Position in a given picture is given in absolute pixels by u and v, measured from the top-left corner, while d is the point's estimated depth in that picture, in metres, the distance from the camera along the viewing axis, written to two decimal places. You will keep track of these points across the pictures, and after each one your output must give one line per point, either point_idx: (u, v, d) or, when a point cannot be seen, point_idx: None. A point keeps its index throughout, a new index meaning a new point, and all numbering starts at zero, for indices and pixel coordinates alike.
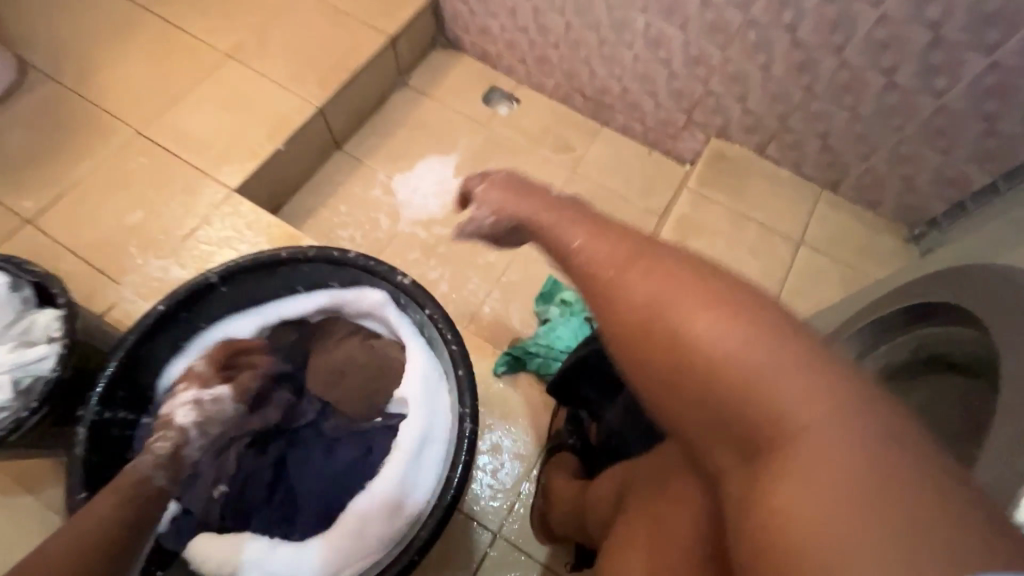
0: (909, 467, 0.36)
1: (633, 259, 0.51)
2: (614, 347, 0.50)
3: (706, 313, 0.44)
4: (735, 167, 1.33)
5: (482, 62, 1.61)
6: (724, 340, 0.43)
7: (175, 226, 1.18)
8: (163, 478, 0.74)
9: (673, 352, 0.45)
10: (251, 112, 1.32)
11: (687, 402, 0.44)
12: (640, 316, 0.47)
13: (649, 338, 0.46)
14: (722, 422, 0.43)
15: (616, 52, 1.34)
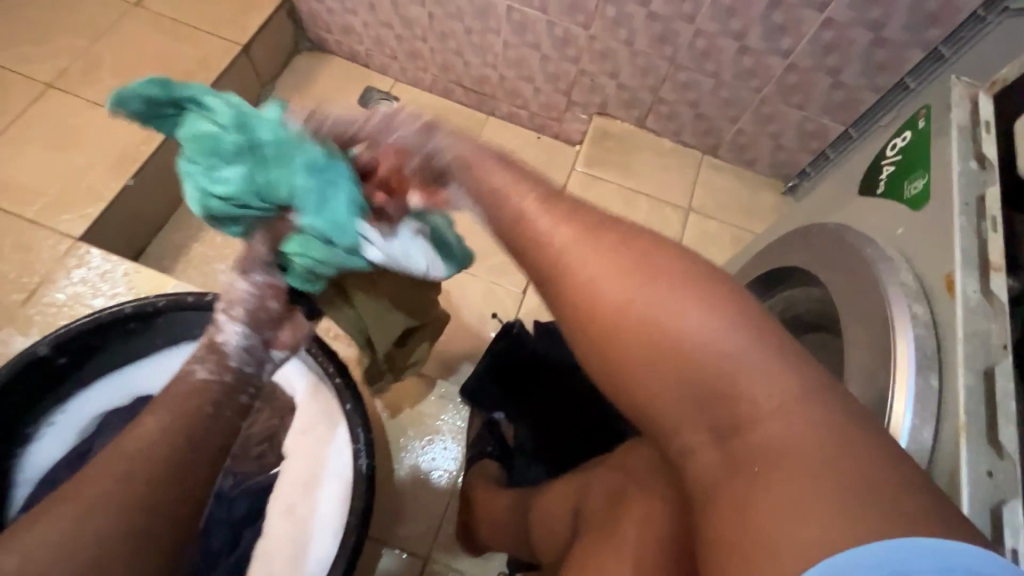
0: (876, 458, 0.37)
1: (636, 279, 0.45)
2: (592, 336, 0.46)
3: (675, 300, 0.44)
4: (620, 144, 1.34)
5: (352, 62, 1.52)
6: (728, 352, 0.42)
7: (10, 289, 1.02)
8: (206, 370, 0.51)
9: (659, 343, 0.43)
10: (86, 146, 1.16)
11: (667, 398, 0.43)
12: (643, 324, 0.44)
13: (656, 345, 0.43)
14: (698, 401, 0.42)
15: (485, 40, 1.30)
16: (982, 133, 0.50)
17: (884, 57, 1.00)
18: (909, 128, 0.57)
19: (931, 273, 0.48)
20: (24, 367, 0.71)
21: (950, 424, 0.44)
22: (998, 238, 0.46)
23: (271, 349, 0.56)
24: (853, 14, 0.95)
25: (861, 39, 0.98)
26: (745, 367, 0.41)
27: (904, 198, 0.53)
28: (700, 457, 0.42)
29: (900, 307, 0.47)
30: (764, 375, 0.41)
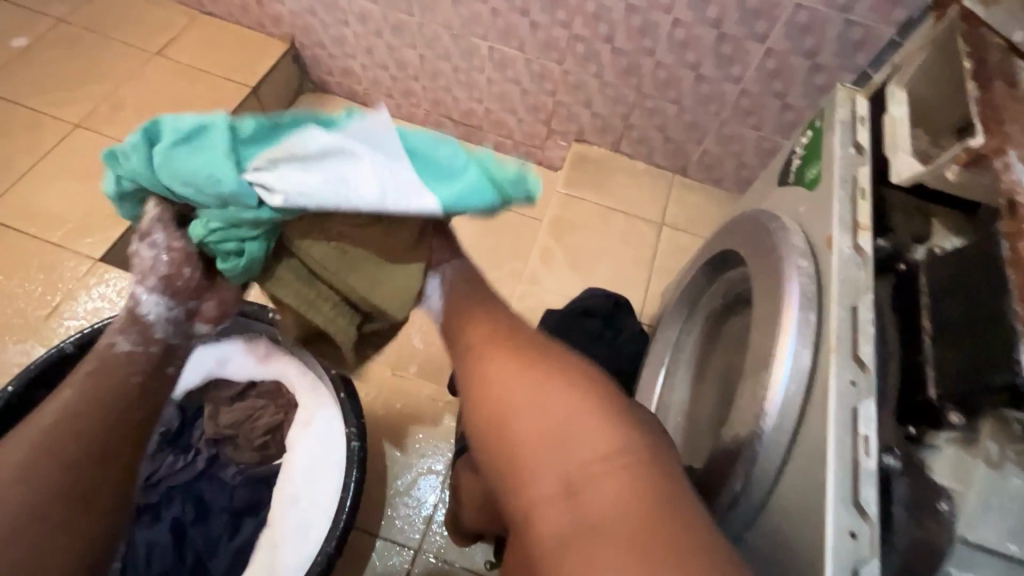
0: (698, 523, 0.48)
1: (529, 370, 0.59)
2: (493, 413, 0.58)
3: (558, 386, 0.57)
4: (597, 167, 1.45)
5: (352, 100, 1.66)
6: (579, 425, 0.53)
7: (35, 307, 1.11)
8: (128, 343, 0.60)
9: (529, 421, 0.55)
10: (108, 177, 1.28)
11: (535, 474, 0.53)
12: (531, 405, 0.56)
13: (520, 426, 0.56)
14: (559, 467, 0.52)
15: (471, 77, 1.44)
16: (858, 125, 0.69)
17: (823, 80, 1.12)
18: (811, 129, 0.76)
19: (817, 237, 0.64)
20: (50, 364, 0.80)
21: (825, 357, 0.56)
22: (866, 205, 0.61)
23: (196, 324, 0.64)
24: (790, 43, 1.08)
25: (800, 65, 1.11)
26: (582, 442, 0.52)
27: (806, 180, 0.71)
28: (550, 513, 0.51)
29: (791, 265, 0.62)
30: (599, 441, 0.52)
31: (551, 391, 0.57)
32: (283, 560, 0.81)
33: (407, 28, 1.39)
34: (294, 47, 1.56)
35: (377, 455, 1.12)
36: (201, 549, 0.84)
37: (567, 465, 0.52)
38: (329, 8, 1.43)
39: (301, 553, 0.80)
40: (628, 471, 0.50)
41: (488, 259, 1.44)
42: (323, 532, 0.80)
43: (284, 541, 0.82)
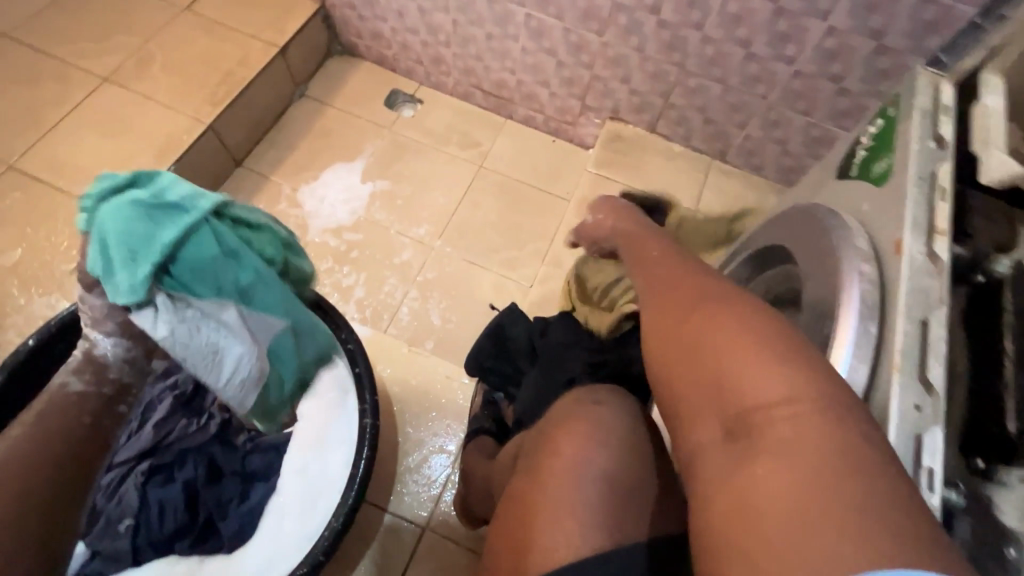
0: (870, 498, 0.42)
1: (696, 311, 0.60)
2: (664, 354, 0.61)
3: (733, 329, 0.55)
4: (630, 147, 1.40)
5: (381, 66, 1.61)
6: (739, 370, 0.53)
7: (60, 260, 1.12)
8: (79, 384, 0.75)
9: (688, 353, 0.58)
10: (134, 134, 1.26)
11: (695, 414, 0.55)
12: (703, 347, 0.56)
13: (697, 359, 0.56)
14: (722, 407, 0.53)
15: (504, 46, 1.38)
16: (937, 116, 0.63)
17: (886, 64, 1.03)
18: (879, 118, 0.70)
19: (882, 238, 0.59)
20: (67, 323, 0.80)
21: (884, 371, 0.53)
22: (943, 206, 0.56)
23: (151, 361, 0.81)
24: (853, 21, 1.00)
25: (862, 46, 1.02)
26: (765, 391, 0.51)
27: (870, 175, 0.65)
28: (709, 450, 0.53)
29: (852, 268, 0.58)
30: (778, 385, 0.51)
31: (727, 334, 0.55)
32: (284, 528, 0.80)
33: None
34: (324, 7, 1.51)
35: (390, 429, 1.12)
36: (213, 510, 0.83)
37: (741, 406, 0.52)
38: None
39: (299, 524, 0.80)
40: (825, 414, 0.48)
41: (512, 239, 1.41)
42: (332, 503, 0.80)
43: (290, 508, 0.81)
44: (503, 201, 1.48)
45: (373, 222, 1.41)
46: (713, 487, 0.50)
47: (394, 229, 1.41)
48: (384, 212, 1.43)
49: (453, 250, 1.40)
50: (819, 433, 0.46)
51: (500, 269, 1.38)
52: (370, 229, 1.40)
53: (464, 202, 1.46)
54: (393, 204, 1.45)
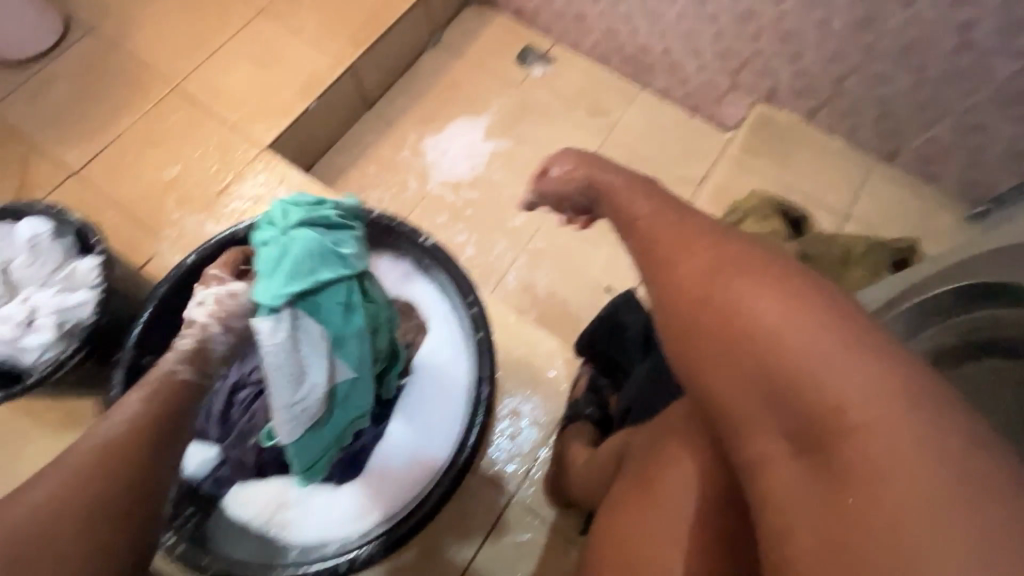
0: (952, 477, 0.44)
1: (717, 272, 0.57)
2: (681, 342, 0.58)
3: (762, 303, 0.53)
4: (781, 134, 1.26)
5: (518, 19, 1.55)
6: (818, 358, 0.50)
7: (210, 182, 1.19)
8: (187, 372, 0.67)
9: (730, 343, 0.54)
10: (281, 66, 1.30)
11: (741, 405, 0.54)
12: (746, 330, 0.54)
13: (745, 351, 0.53)
14: (793, 410, 0.51)
15: (659, 8, 1.27)
16: None
17: None
18: None
19: None
20: (223, 244, 0.84)
21: None
22: None
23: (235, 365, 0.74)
24: None
25: None
26: (837, 377, 0.49)
27: None
28: (781, 466, 0.53)
29: None
30: (862, 377, 0.48)
31: (806, 323, 0.51)
32: (391, 472, 0.83)
33: None
34: None
35: None
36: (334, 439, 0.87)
37: (825, 407, 0.50)
38: None
39: (404, 473, 0.82)
40: (872, 368, 0.48)
41: None
42: (440, 460, 0.82)
43: (396, 456, 0.84)
44: None
45: (491, 182, 1.39)
46: (821, 517, 0.49)
47: (511, 192, 1.38)
48: (503, 173, 1.40)
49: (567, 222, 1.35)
50: (868, 381, 0.48)
51: (613, 248, 1.32)
52: (487, 189, 1.39)
53: None
54: (513, 165, 1.41)
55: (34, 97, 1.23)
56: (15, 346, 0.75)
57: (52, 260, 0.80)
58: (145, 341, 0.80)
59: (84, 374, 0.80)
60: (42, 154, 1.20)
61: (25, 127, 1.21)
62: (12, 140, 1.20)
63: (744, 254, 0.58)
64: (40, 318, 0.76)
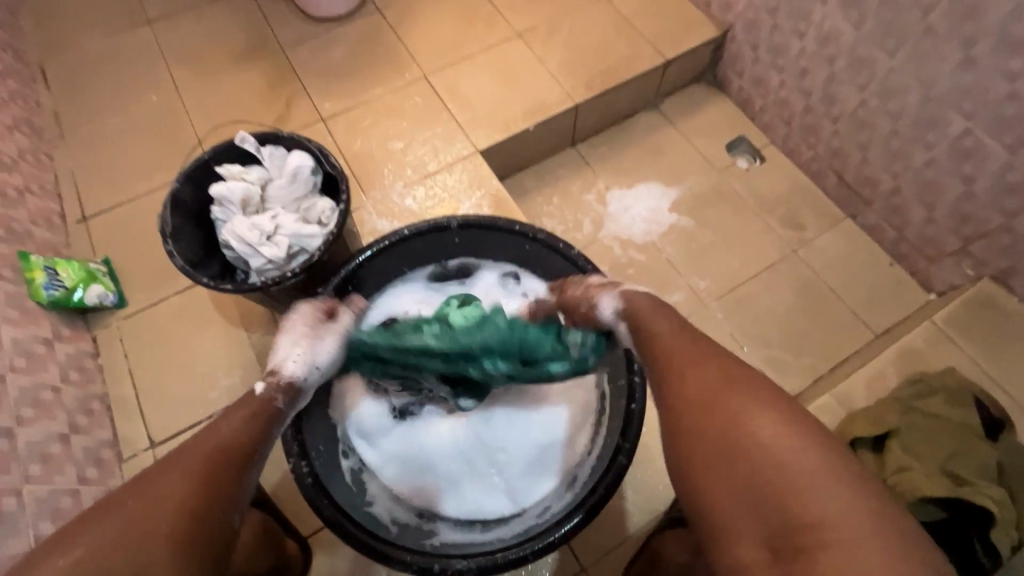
0: (824, 480, 0.53)
1: (692, 365, 0.66)
2: (681, 429, 0.63)
3: (734, 399, 0.61)
4: (1001, 321, 1.12)
5: (741, 111, 1.56)
6: (780, 450, 0.55)
7: (423, 164, 1.32)
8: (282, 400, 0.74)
9: (731, 444, 0.58)
10: (518, 87, 1.41)
11: (724, 486, 0.57)
12: (702, 406, 0.62)
13: (719, 431, 0.59)
14: (741, 461, 0.57)
15: (906, 149, 1.20)
16: None
17: None
18: None
19: None
20: (436, 227, 0.94)
21: None
22: None
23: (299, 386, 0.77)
24: None
25: None
26: (820, 497, 0.52)
27: None
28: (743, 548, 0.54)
29: None
30: (769, 432, 0.57)
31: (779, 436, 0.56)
32: (551, 504, 0.86)
33: (871, 67, 1.18)
34: (724, 37, 1.48)
35: None
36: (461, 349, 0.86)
37: (770, 488, 0.54)
38: (792, 14, 1.29)
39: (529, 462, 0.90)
40: (782, 425, 0.57)
41: (793, 341, 1.28)
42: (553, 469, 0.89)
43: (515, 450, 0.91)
44: (801, 297, 1.33)
45: (661, 252, 1.39)
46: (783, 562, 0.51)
47: (678, 270, 1.36)
48: (677, 248, 1.39)
49: (722, 318, 1.31)
50: (832, 485, 0.52)
51: (763, 364, 1.25)
52: (654, 257, 1.38)
53: (758, 278, 1.35)
54: (687, 244, 1.40)
55: (319, 51, 1.45)
56: (253, 250, 0.88)
57: (300, 190, 0.94)
58: (343, 285, 0.90)
59: (288, 293, 0.91)
60: (305, 97, 1.40)
61: (302, 72, 1.43)
62: (288, 78, 1.42)
63: (742, 373, 0.64)
64: (279, 235, 0.89)
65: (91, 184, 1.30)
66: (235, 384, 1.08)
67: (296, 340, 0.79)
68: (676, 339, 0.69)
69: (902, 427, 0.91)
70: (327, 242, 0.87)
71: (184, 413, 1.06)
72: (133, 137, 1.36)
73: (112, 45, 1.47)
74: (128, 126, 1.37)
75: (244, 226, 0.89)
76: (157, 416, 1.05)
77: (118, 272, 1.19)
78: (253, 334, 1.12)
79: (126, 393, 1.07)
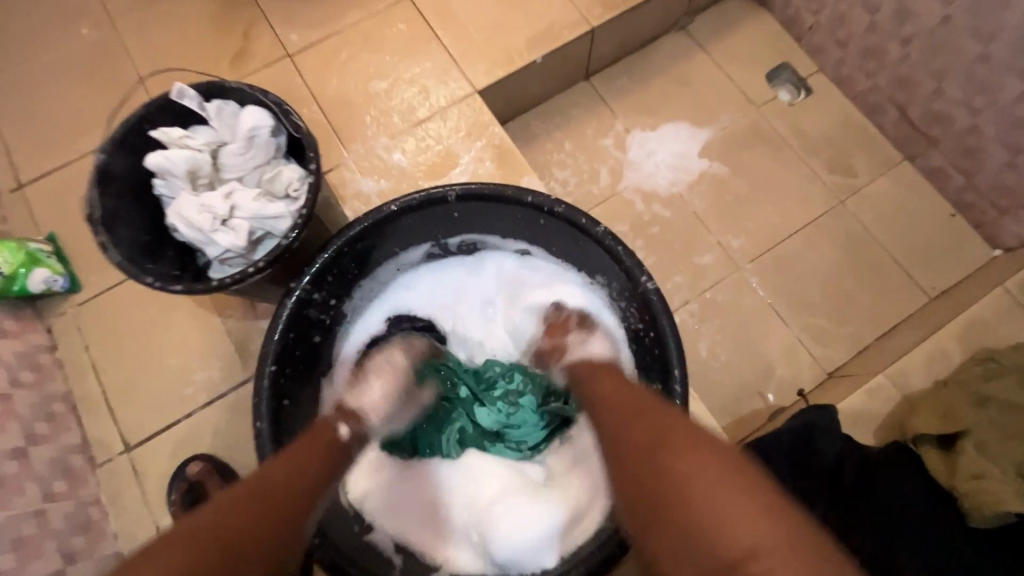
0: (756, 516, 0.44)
1: (623, 408, 0.59)
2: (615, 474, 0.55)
3: (661, 432, 0.54)
4: None
5: (786, 30, 1.31)
6: (704, 487, 0.47)
7: (411, 109, 1.11)
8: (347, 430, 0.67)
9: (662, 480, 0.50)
10: (521, 8, 1.17)
11: (658, 537, 0.48)
12: (630, 446, 0.55)
13: (649, 470, 0.52)
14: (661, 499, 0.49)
15: (994, 78, 0.99)
16: None
17: None
18: None
19: None
20: (430, 200, 0.76)
21: None
22: None
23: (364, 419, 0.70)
24: None
25: None
26: (743, 533, 0.44)
27: None
28: None
29: None
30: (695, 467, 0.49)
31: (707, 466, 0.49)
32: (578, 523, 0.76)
33: None
34: None
35: None
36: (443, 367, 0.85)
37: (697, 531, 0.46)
38: None
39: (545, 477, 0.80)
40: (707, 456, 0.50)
41: (837, 307, 1.14)
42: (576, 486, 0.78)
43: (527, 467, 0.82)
44: (848, 256, 1.17)
45: (689, 206, 1.21)
46: None
47: (708, 227, 1.20)
48: (707, 202, 1.21)
49: (758, 282, 1.16)
50: (761, 522, 0.44)
51: (802, 334, 1.12)
52: (681, 212, 1.21)
53: (800, 235, 1.19)
54: (719, 196, 1.22)
55: None
56: (206, 237, 0.72)
57: (261, 158, 0.76)
58: (322, 276, 0.74)
59: (257, 285, 0.76)
60: (265, 26, 1.16)
61: None
62: (243, 3, 1.18)
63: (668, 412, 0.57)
64: (237, 216, 0.72)
65: (22, 143, 1.11)
66: (212, 378, 0.96)
67: (389, 378, 0.75)
68: (615, 385, 0.64)
69: (979, 424, 0.78)
70: (296, 224, 0.70)
71: (159, 411, 0.95)
72: (66, 84, 1.15)
73: None
74: (57, 69, 1.15)
75: (192, 206, 0.72)
76: (128, 415, 0.94)
77: (67, 251, 1.03)
78: (227, 321, 0.98)
79: (92, 390, 0.96)
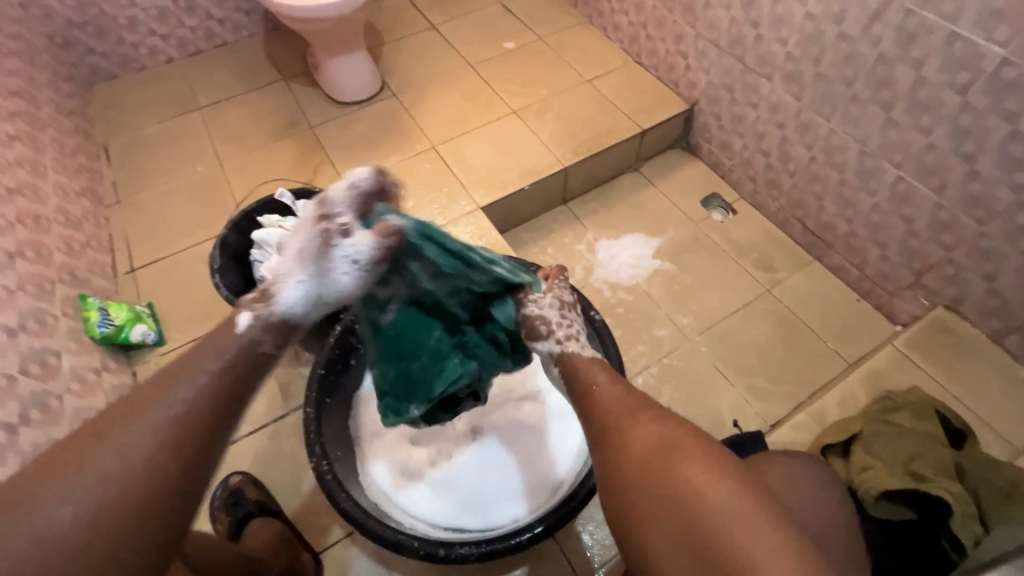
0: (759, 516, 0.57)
1: (626, 431, 0.69)
2: (630, 471, 0.66)
3: (668, 445, 0.65)
4: (957, 344, 1.24)
5: (712, 171, 1.76)
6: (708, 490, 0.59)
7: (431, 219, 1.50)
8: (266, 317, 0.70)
9: (670, 515, 0.60)
10: (514, 155, 1.62)
11: (661, 524, 0.60)
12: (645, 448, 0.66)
13: (657, 475, 0.63)
14: (676, 508, 0.60)
15: (854, 196, 1.37)
16: None
17: None
18: None
19: None
20: None
21: None
22: None
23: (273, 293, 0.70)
24: None
25: None
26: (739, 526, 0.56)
27: None
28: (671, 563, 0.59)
29: None
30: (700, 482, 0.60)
31: (705, 470, 0.61)
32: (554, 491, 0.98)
33: (815, 129, 1.38)
34: (691, 109, 1.71)
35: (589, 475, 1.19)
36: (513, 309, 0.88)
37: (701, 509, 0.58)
38: (745, 89, 1.52)
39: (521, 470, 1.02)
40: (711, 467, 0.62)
41: (773, 371, 1.38)
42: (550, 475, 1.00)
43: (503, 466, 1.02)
44: (778, 331, 1.44)
45: (647, 293, 1.52)
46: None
47: (663, 308, 1.49)
48: (660, 290, 1.53)
49: (706, 351, 1.41)
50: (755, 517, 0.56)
51: (746, 392, 1.35)
52: (641, 298, 1.51)
53: (737, 314, 1.47)
54: (670, 286, 1.54)
55: (342, 129, 1.69)
56: None
57: None
58: None
59: None
60: (329, 166, 1.62)
61: (328, 146, 1.66)
62: (316, 151, 1.65)
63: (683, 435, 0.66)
64: None
65: (140, 241, 1.48)
66: (257, 412, 1.18)
67: (312, 255, 0.69)
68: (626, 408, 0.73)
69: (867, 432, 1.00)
70: None
71: None
72: (179, 201, 1.56)
73: (166, 128, 1.72)
74: (175, 193, 1.58)
75: None
76: None
77: (159, 314, 1.33)
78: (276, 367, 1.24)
79: None
